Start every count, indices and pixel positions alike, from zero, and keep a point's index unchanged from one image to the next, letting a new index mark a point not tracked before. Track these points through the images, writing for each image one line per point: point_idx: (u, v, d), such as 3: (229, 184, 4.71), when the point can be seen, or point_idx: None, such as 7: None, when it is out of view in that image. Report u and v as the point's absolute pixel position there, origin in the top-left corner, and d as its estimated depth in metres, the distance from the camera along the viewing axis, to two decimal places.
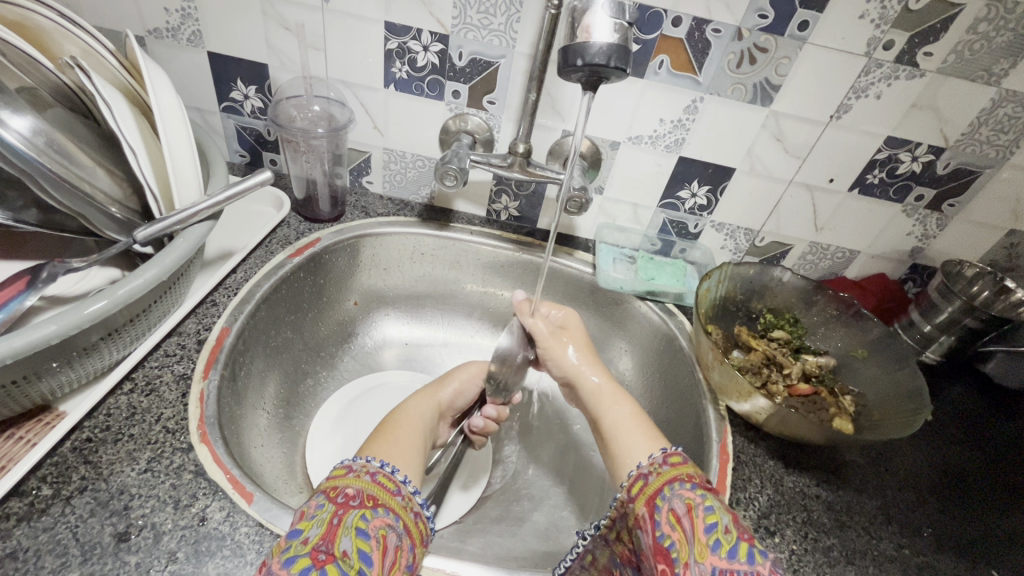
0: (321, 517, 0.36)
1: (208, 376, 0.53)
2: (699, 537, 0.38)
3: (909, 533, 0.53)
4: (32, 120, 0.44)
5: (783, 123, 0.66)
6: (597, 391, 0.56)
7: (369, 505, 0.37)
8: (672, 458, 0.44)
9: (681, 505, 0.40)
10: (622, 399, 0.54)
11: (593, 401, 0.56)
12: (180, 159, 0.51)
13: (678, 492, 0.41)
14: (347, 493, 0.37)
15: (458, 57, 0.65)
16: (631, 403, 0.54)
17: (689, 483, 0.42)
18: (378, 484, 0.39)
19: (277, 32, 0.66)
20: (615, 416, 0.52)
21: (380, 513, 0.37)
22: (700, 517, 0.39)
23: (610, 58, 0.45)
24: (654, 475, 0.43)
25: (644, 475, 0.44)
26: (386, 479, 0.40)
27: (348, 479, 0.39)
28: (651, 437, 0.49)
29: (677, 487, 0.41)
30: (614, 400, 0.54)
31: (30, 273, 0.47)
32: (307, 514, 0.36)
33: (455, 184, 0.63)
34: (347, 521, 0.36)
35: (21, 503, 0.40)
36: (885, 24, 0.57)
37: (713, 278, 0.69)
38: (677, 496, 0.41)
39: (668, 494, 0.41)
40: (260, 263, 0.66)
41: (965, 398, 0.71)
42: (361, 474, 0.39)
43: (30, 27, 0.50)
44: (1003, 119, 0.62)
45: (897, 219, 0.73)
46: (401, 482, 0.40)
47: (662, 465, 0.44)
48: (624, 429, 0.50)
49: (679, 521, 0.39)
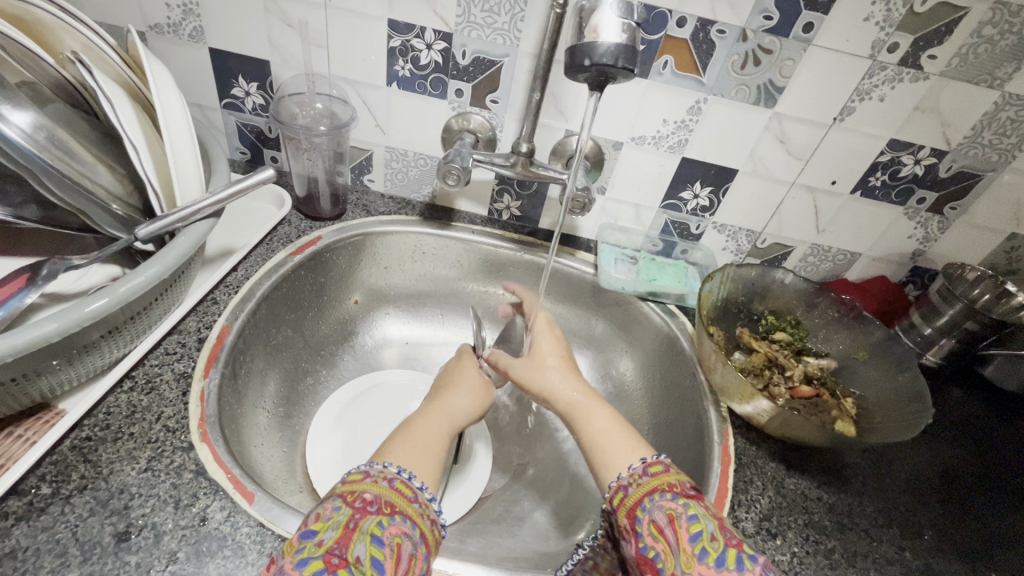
0: (337, 520, 0.36)
1: (208, 375, 0.52)
2: (684, 547, 0.38)
3: (911, 535, 0.53)
4: (32, 115, 0.44)
5: (786, 125, 0.66)
6: (579, 407, 0.54)
7: (386, 511, 0.37)
8: (652, 468, 0.44)
9: (662, 516, 0.40)
10: (600, 408, 0.53)
11: (570, 417, 0.54)
12: (182, 154, 0.51)
13: (658, 502, 0.41)
14: (365, 498, 0.38)
15: (461, 56, 0.65)
16: (610, 413, 0.53)
17: (670, 493, 0.42)
18: (395, 491, 0.39)
19: (279, 28, 0.65)
20: (594, 431, 0.51)
21: (397, 520, 0.37)
22: (684, 526, 0.39)
23: (618, 58, 0.45)
24: (634, 486, 0.43)
25: (624, 486, 0.44)
26: (403, 485, 0.40)
27: (364, 485, 0.39)
28: (632, 445, 0.48)
29: (658, 497, 0.41)
30: (594, 411, 0.53)
31: (30, 270, 0.46)
32: (323, 516, 0.36)
33: (457, 183, 0.63)
34: (363, 525, 0.36)
35: (19, 502, 0.40)
36: (890, 27, 0.57)
37: (716, 279, 0.69)
38: (656, 507, 0.41)
39: (648, 505, 0.41)
40: (261, 261, 0.66)
41: (965, 401, 0.71)
42: (379, 480, 0.39)
43: (29, 21, 0.48)
44: (1006, 122, 0.62)
45: (898, 222, 0.73)
46: (418, 489, 0.40)
47: (643, 476, 0.44)
48: (604, 440, 0.49)
49: (660, 532, 0.39)
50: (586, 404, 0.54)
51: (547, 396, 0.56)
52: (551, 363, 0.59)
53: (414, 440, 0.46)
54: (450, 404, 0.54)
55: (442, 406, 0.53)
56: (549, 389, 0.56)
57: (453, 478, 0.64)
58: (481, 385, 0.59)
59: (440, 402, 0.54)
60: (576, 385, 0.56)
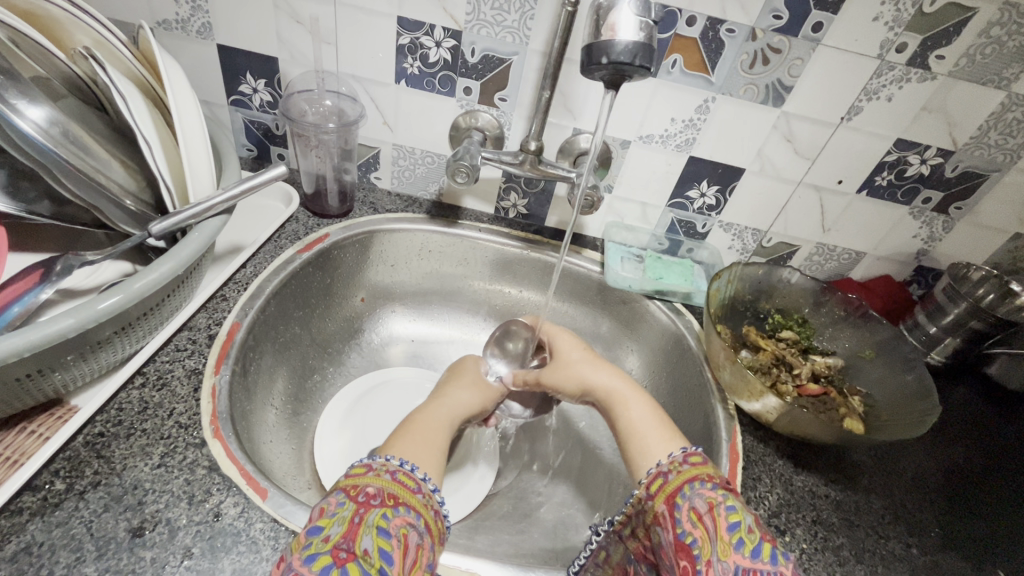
0: (342, 515, 0.35)
1: (219, 372, 0.52)
2: (722, 535, 0.37)
3: (918, 532, 0.53)
4: (47, 110, 0.44)
5: (794, 125, 0.66)
6: (615, 395, 0.54)
7: (389, 503, 0.37)
8: (691, 457, 0.44)
9: (701, 504, 0.39)
10: (635, 396, 0.53)
11: (606, 407, 0.54)
12: (194, 151, 0.51)
13: (698, 491, 0.41)
14: (368, 491, 0.37)
15: (471, 53, 0.65)
16: (646, 403, 0.53)
17: (709, 483, 0.41)
18: (398, 483, 0.39)
19: (289, 26, 0.65)
20: (632, 419, 0.51)
21: (401, 512, 0.37)
22: (722, 515, 0.38)
23: (635, 56, 0.45)
24: (674, 473, 0.43)
25: (663, 473, 0.43)
26: (406, 477, 0.40)
27: (367, 479, 0.38)
28: (668, 436, 0.48)
29: (697, 485, 0.41)
30: (631, 399, 0.53)
31: (43, 266, 0.47)
32: (327, 511, 0.36)
33: (467, 180, 0.63)
34: (368, 519, 0.35)
35: (34, 498, 0.40)
36: (898, 27, 0.57)
37: (723, 278, 0.69)
38: (697, 495, 0.40)
39: (688, 492, 0.41)
40: (269, 258, 0.66)
41: (969, 400, 0.71)
42: (381, 473, 0.39)
43: (40, 16, 0.48)
44: (1012, 123, 0.63)
45: (903, 221, 0.73)
46: (420, 480, 0.40)
47: (682, 464, 0.43)
48: (642, 428, 0.49)
49: (700, 519, 0.39)
50: (621, 392, 0.54)
51: (584, 382, 0.57)
52: (580, 352, 0.60)
53: (424, 436, 0.46)
54: (452, 402, 0.54)
55: (445, 404, 0.53)
56: (589, 376, 0.57)
57: (463, 471, 0.65)
58: (484, 380, 0.60)
59: (442, 395, 0.55)
60: (612, 373, 0.56)
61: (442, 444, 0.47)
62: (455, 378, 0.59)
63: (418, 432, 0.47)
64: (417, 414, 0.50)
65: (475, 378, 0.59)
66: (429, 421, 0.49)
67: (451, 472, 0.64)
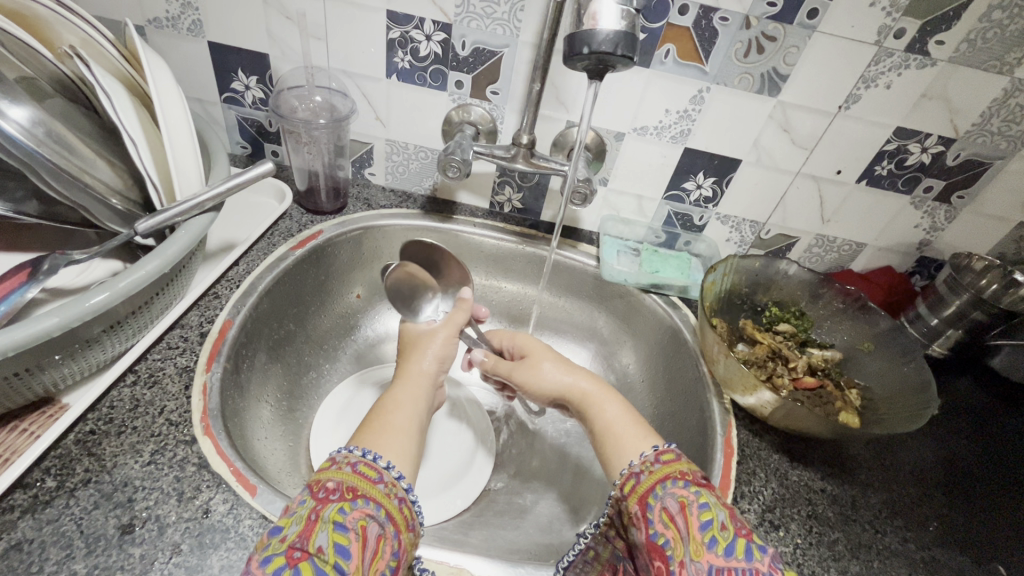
0: (301, 513, 0.35)
1: (211, 368, 0.53)
2: (694, 536, 0.37)
3: (916, 526, 0.53)
4: (30, 111, 0.45)
5: (791, 115, 0.65)
6: (586, 394, 0.53)
7: (348, 497, 0.37)
8: (663, 456, 0.43)
9: (673, 503, 0.39)
10: (605, 395, 0.52)
11: (581, 407, 0.53)
12: (180, 150, 0.51)
13: (670, 490, 0.40)
14: (327, 487, 0.37)
15: (461, 46, 0.64)
16: (619, 399, 0.52)
17: (681, 480, 0.40)
18: (359, 475, 0.38)
19: (279, 23, 0.65)
20: (606, 418, 0.50)
21: (360, 504, 0.37)
22: (695, 514, 0.38)
23: (617, 45, 0.44)
24: (645, 474, 0.42)
25: (635, 474, 0.42)
26: (367, 468, 0.39)
27: (329, 473, 0.38)
28: (642, 433, 0.47)
29: (669, 484, 0.40)
30: (602, 399, 0.52)
31: (31, 265, 0.47)
32: (290, 510, 0.36)
33: (457, 175, 0.62)
34: (324, 515, 0.35)
35: (25, 495, 0.40)
36: (897, 12, 0.56)
37: (719, 270, 0.68)
38: (668, 494, 0.40)
39: (659, 492, 0.40)
40: (263, 255, 0.66)
41: (972, 392, 0.70)
42: (342, 467, 0.39)
43: (27, 16, 0.48)
44: (1016, 109, 0.61)
45: (905, 211, 0.72)
46: (383, 469, 0.40)
47: (653, 464, 0.42)
48: (614, 431, 0.48)
49: (672, 519, 0.38)
50: (586, 395, 0.53)
51: (555, 392, 0.56)
52: (546, 359, 0.58)
53: (398, 417, 0.47)
54: (419, 375, 0.54)
55: (410, 380, 0.53)
56: (557, 386, 0.55)
57: (457, 467, 0.64)
58: (440, 343, 0.58)
59: (404, 374, 0.54)
60: (575, 373, 0.55)
61: (417, 421, 0.48)
62: (414, 353, 0.57)
63: (390, 414, 0.47)
64: (384, 397, 0.50)
65: (434, 344, 0.58)
66: (381, 407, 0.48)
67: (447, 467, 0.64)
